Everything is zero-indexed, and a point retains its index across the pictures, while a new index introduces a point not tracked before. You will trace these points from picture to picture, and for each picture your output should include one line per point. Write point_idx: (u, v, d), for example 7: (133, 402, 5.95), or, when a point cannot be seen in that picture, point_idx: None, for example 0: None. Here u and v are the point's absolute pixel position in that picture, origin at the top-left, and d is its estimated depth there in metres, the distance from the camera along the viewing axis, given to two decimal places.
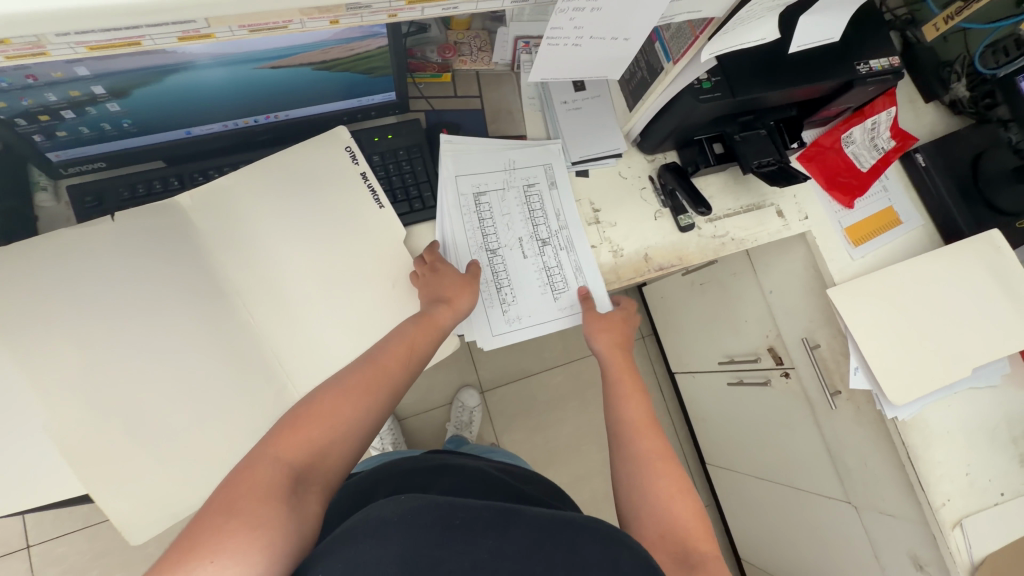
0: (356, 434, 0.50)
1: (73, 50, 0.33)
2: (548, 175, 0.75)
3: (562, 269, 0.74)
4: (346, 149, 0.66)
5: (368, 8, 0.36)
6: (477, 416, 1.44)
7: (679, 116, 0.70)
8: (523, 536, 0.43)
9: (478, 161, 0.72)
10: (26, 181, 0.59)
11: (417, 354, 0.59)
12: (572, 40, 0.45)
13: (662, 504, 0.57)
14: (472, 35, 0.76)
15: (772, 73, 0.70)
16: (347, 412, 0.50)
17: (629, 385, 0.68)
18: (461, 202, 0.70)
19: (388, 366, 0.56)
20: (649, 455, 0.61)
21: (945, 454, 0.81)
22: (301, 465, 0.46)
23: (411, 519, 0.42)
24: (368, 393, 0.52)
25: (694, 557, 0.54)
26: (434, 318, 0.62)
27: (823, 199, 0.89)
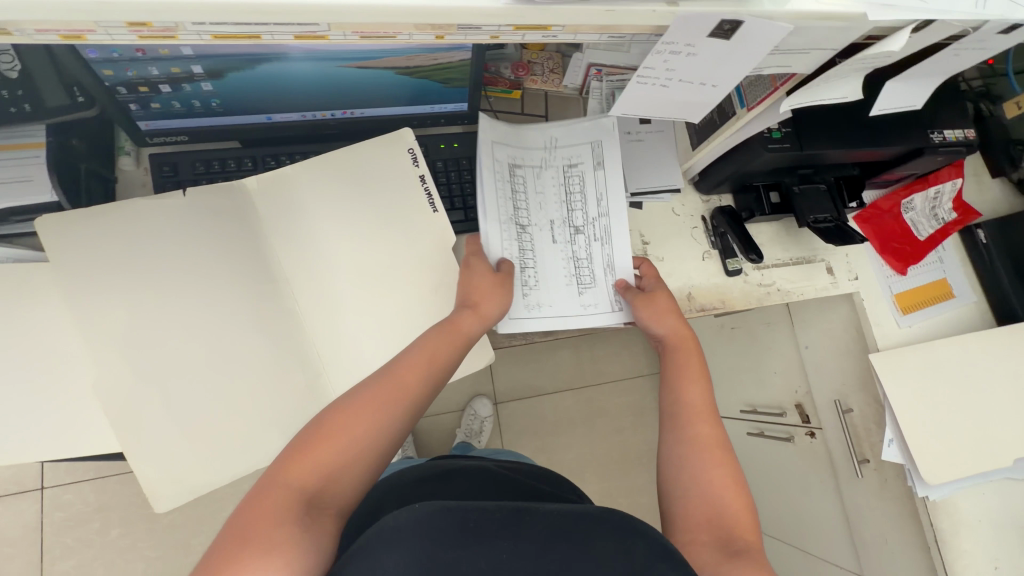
0: (376, 448, 0.50)
1: (199, 36, 0.35)
2: (594, 154, 0.70)
3: (590, 263, 0.70)
4: (408, 152, 0.67)
5: (476, 29, 0.38)
6: (487, 427, 1.44)
7: (743, 162, 0.71)
8: (541, 531, 0.45)
9: (519, 134, 0.70)
10: (112, 145, 0.62)
11: (440, 362, 0.57)
12: (661, 81, 0.46)
13: (709, 487, 0.55)
14: (545, 56, 0.78)
15: (842, 132, 0.70)
16: (366, 425, 0.50)
17: (692, 369, 0.64)
18: (496, 169, 0.68)
19: (410, 376, 0.54)
20: (700, 440, 0.58)
21: (974, 543, 0.78)
22: (315, 486, 0.46)
23: (427, 524, 0.44)
24: (388, 407, 0.51)
25: (738, 545, 0.51)
26: (459, 324, 0.61)
27: (875, 262, 0.87)
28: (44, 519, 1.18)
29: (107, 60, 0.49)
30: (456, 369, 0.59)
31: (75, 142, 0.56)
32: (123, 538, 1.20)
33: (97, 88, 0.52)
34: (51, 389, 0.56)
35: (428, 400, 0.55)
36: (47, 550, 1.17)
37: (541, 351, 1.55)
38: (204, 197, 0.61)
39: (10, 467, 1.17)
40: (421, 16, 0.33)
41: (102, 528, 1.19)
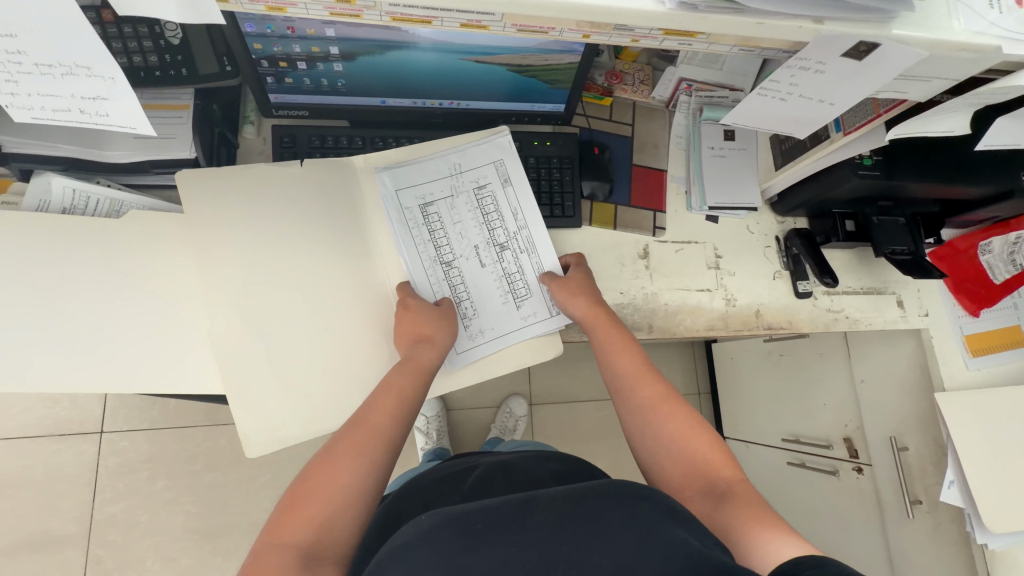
0: (361, 496, 0.51)
1: (381, 17, 0.39)
2: (499, 173, 0.71)
3: (522, 276, 0.71)
4: (493, 165, 0.71)
5: (627, 30, 0.41)
6: (521, 426, 1.45)
7: (828, 186, 0.72)
8: (544, 512, 0.45)
9: (418, 171, 0.69)
10: (239, 114, 0.67)
11: (409, 397, 0.59)
12: (781, 94, 0.49)
13: (680, 445, 0.59)
14: (636, 67, 0.81)
15: (931, 165, 0.70)
16: (342, 471, 0.51)
17: (614, 340, 0.66)
18: (404, 217, 0.68)
19: (380, 419, 0.56)
20: (650, 404, 0.62)
21: None
22: (308, 545, 0.47)
23: (432, 533, 0.44)
24: (360, 451, 0.53)
25: (720, 483, 0.56)
26: (420, 359, 0.61)
27: (947, 301, 0.87)
28: (99, 462, 1.23)
29: (261, 35, 0.54)
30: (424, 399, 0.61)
31: (214, 107, 0.63)
32: (169, 489, 1.25)
33: (245, 61, 0.57)
34: (166, 330, 0.61)
35: (403, 440, 0.57)
36: (98, 492, 1.22)
37: (579, 359, 1.56)
38: (318, 171, 0.66)
39: (75, 408, 1.24)
40: (592, 15, 0.37)
41: (151, 477, 1.25)
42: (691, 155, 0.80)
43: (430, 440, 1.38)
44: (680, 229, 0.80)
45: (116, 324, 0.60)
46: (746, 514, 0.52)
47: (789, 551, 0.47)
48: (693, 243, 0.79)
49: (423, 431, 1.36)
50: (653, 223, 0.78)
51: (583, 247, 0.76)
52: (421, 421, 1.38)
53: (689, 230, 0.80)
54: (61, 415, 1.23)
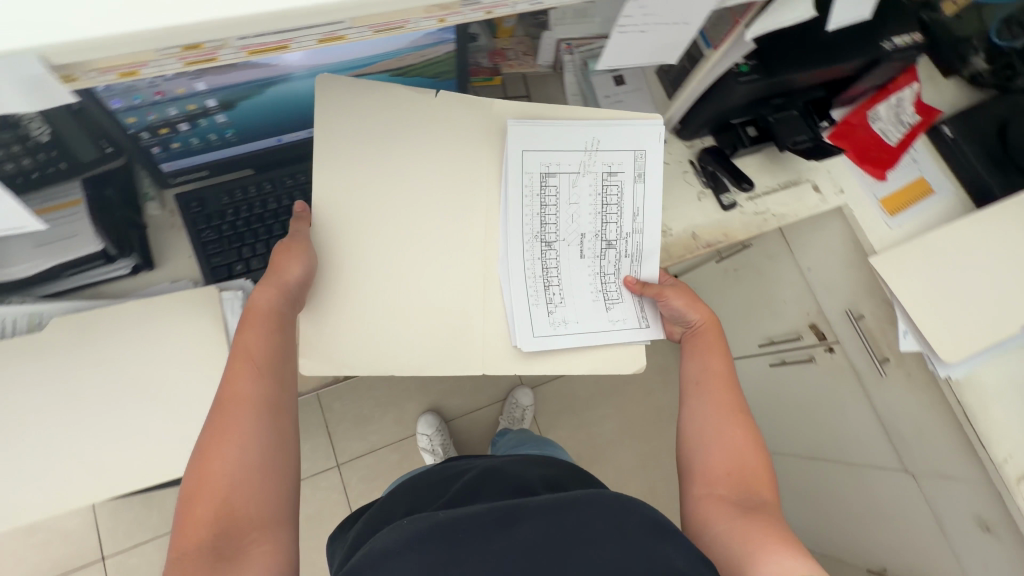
0: (249, 473, 0.51)
1: (237, 54, 0.39)
2: (636, 164, 0.68)
3: (619, 279, 0.69)
4: (635, 151, 0.67)
5: (476, 4, 0.42)
6: (529, 413, 1.47)
7: (719, 99, 0.76)
8: (533, 522, 0.55)
9: (554, 137, 0.66)
10: (138, 193, 0.66)
11: (259, 355, 0.56)
12: (639, 27, 0.51)
13: (737, 451, 0.66)
14: (516, 41, 0.83)
15: (802, 56, 0.76)
16: (219, 462, 0.50)
17: (711, 344, 0.73)
18: (521, 179, 0.65)
19: (236, 387, 0.53)
20: (725, 408, 0.69)
21: (1002, 411, 0.83)
22: (215, 538, 0.48)
23: (415, 542, 0.53)
24: (228, 434, 0.51)
25: (758, 499, 0.62)
26: (254, 310, 0.57)
27: (856, 173, 0.93)
28: None
29: (130, 107, 0.53)
30: (283, 345, 0.58)
31: (109, 193, 0.62)
32: None
33: (123, 137, 0.56)
34: (127, 425, 0.60)
35: (276, 395, 0.55)
36: None
37: None
38: (460, 128, 0.66)
39: (69, 542, 1.18)
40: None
41: None
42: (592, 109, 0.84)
43: (438, 455, 1.39)
44: None
45: (83, 434, 0.59)
46: (768, 528, 0.58)
47: (795, 567, 0.53)
48: None
49: (430, 448, 1.37)
50: None
51: None
52: (425, 441, 1.40)
53: None
54: (57, 554, 1.17)
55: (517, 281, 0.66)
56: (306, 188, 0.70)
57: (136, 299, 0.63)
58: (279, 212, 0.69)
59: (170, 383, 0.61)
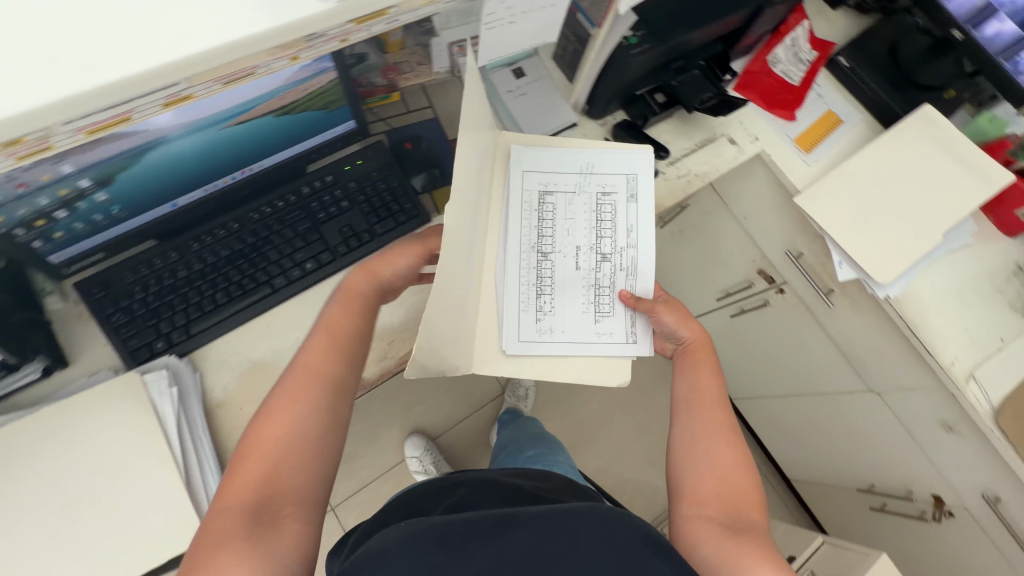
0: (300, 447, 0.53)
1: (73, 137, 0.36)
2: (627, 187, 0.77)
3: (612, 292, 0.75)
4: (625, 175, 0.77)
5: (324, 37, 0.40)
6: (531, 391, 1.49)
7: (617, 76, 0.76)
8: (525, 530, 0.49)
9: (554, 161, 0.76)
10: (33, 290, 0.62)
11: (341, 331, 0.60)
12: (506, 19, 0.51)
13: (726, 468, 0.67)
14: (409, 52, 0.79)
15: (688, 17, 0.76)
16: (283, 421, 0.53)
17: (700, 361, 0.76)
18: (521, 197, 0.75)
19: (314, 361, 0.57)
20: (713, 426, 0.70)
21: (940, 318, 0.88)
22: (257, 498, 0.49)
23: (411, 542, 0.48)
24: (301, 396, 0.55)
25: (747, 520, 0.63)
26: (348, 291, 0.62)
27: (767, 119, 0.96)
28: None
29: None
30: (363, 330, 0.62)
31: None
32: None
33: None
34: (71, 537, 0.56)
35: (345, 375, 0.59)
36: None
37: None
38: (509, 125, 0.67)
39: None
40: (285, 38, 0.36)
41: None
42: (497, 108, 0.82)
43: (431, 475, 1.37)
44: None
45: (26, 557, 0.55)
46: (756, 550, 0.59)
47: None
48: None
49: (421, 470, 1.35)
50: None
51: None
52: (415, 464, 1.39)
53: None
54: None
55: (510, 290, 0.73)
56: (216, 248, 0.66)
57: (55, 402, 0.60)
58: (194, 279, 0.65)
59: (109, 482, 0.58)
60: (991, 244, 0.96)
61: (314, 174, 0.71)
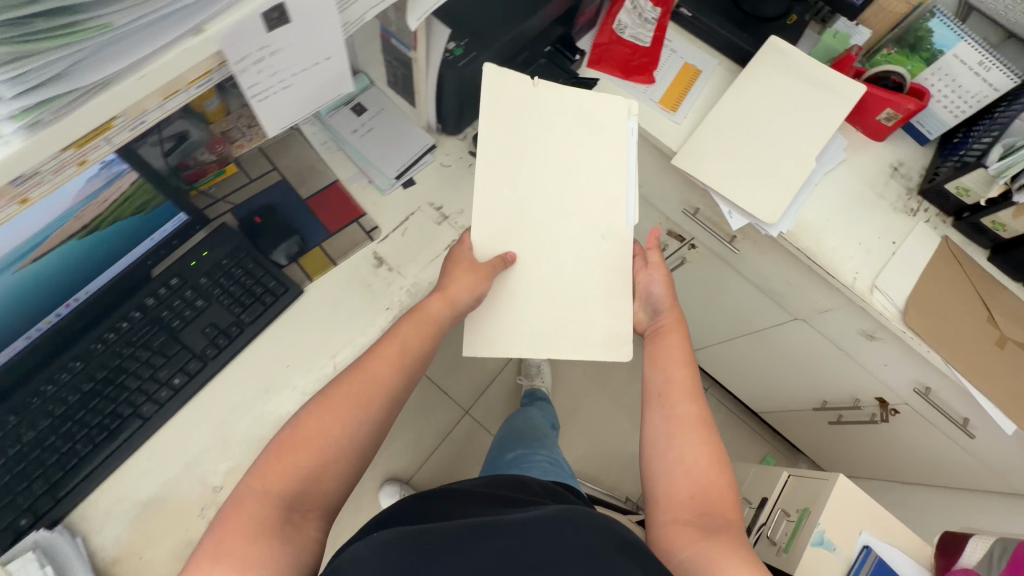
0: (345, 453, 0.57)
1: None
2: None
3: None
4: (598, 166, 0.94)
5: (39, 172, 0.35)
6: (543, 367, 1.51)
7: (455, 91, 0.72)
8: (505, 538, 0.48)
9: None
10: None
11: (414, 350, 0.64)
12: (279, 83, 0.46)
13: (700, 468, 0.68)
14: (235, 117, 0.73)
15: (511, 14, 0.73)
16: (340, 424, 0.57)
17: (675, 353, 0.77)
18: None
19: (382, 371, 0.61)
20: (689, 423, 0.71)
21: (834, 238, 0.90)
22: (292, 495, 0.53)
23: (388, 550, 0.48)
24: (362, 405, 0.58)
25: (721, 520, 0.65)
26: (427, 311, 0.65)
27: (628, 87, 0.96)
28: None
29: None
30: (429, 355, 0.65)
31: None
32: None
33: None
34: None
35: (399, 394, 0.62)
36: None
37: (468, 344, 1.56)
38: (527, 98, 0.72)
39: None
40: None
41: None
42: (346, 151, 0.77)
43: None
44: (390, 215, 0.77)
45: None
46: (731, 548, 0.61)
47: None
48: (411, 215, 0.78)
49: None
50: (363, 231, 0.75)
51: (324, 303, 0.71)
52: None
53: (398, 209, 0.78)
54: None
55: None
56: (64, 395, 0.60)
57: None
58: (47, 435, 0.59)
59: None
60: (864, 153, 0.99)
61: (157, 279, 0.64)
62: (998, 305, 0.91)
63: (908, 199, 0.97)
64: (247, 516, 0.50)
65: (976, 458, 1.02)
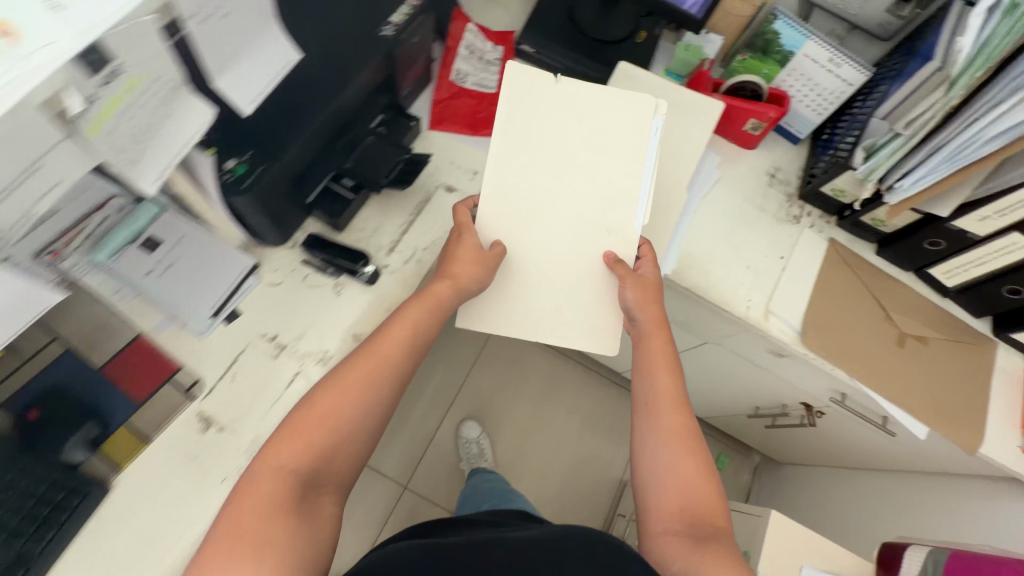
0: (356, 430, 0.58)
1: None
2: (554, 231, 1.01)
3: None
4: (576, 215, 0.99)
5: None
6: (485, 443, 1.43)
7: (251, 211, 0.61)
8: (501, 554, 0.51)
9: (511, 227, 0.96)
10: None
11: (421, 326, 0.65)
12: None
13: (688, 480, 0.65)
14: None
15: (304, 109, 0.63)
16: (351, 402, 0.58)
17: (659, 359, 0.72)
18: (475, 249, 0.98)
19: (389, 348, 0.62)
20: (676, 435, 0.68)
21: (720, 267, 0.86)
22: (306, 471, 0.54)
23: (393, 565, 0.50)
24: (371, 382, 0.60)
25: (713, 533, 0.62)
26: (435, 292, 0.67)
27: (480, 143, 0.85)
28: None
29: None
30: (434, 329, 0.66)
31: None
32: None
33: None
34: None
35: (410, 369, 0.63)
36: None
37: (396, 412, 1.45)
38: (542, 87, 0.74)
39: None
40: None
41: None
42: (145, 297, 0.65)
43: None
44: (214, 361, 0.65)
45: None
46: (725, 562, 0.59)
47: None
48: (241, 353, 0.66)
49: None
50: (182, 390, 0.63)
51: (140, 494, 0.59)
52: None
53: (224, 351, 0.66)
54: None
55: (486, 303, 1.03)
56: None
57: None
58: None
59: None
60: (739, 165, 0.95)
61: None
62: (892, 302, 0.89)
63: (790, 206, 0.93)
64: (262, 493, 0.51)
65: (902, 446, 1.01)
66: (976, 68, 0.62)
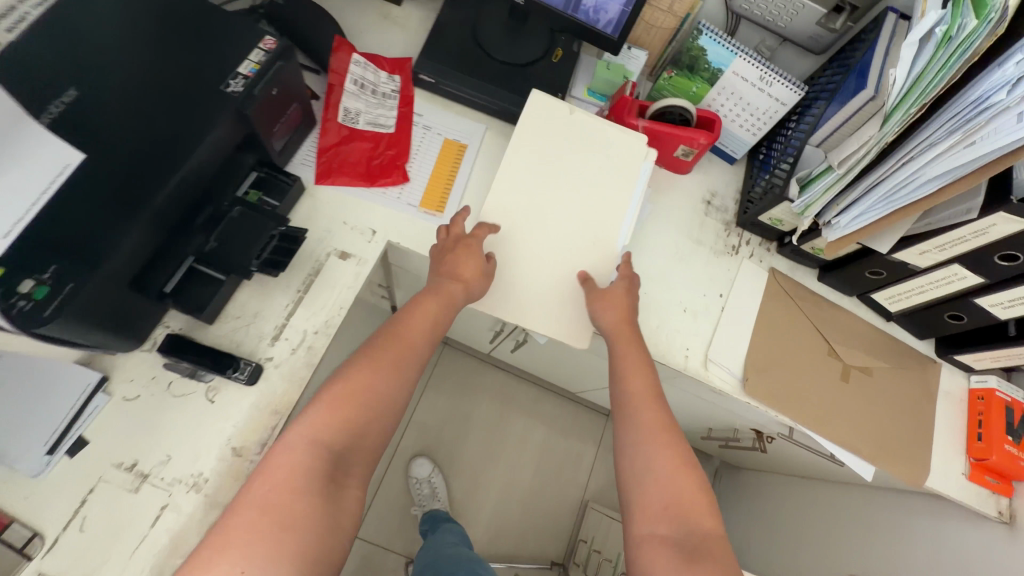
0: (382, 419, 0.55)
1: None
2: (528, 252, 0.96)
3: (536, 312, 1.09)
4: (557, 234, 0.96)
5: None
6: (437, 481, 1.37)
7: (70, 333, 0.50)
8: None
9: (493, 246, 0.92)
10: None
11: (439, 320, 0.64)
12: None
13: (669, 478, 0.58)
14: None
15: (127, 198, 0.51)
16: (377, 386, 0.56)
17: (630, 356, 0.67)
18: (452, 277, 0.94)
19: (415, 340, 0.61)
20: (652, 430, 0.62)
21: (655, 313, 0.79)
22: (336, 451, 0.51)
23: None
24: (400, 368, 0.58)
25: (699, 536, 0.55)
26: (449, 289, 0.65)
27: (377, 195, 0.74)
28: None
29: None
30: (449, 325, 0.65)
31: None
32: None
33: None
34: None
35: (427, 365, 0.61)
36: None
37: None
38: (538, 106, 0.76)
39: None
40: None
41: None
42: None
43: None
44: (55, 505, 0.55)
45: None
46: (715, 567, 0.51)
47: None
48: (91, 491, 0.56)
49: None
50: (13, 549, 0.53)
51: None
52: None
53: (68, 491, 0.55)
54: None
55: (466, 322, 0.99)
56: None
57: None
58: None
59: None
60: (671, 193, 0.87)
61: None
62: (835, 333, 0.84)
63: (728, 235, 0.87)
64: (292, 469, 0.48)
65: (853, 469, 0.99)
66: (908, 106, 0.54)
